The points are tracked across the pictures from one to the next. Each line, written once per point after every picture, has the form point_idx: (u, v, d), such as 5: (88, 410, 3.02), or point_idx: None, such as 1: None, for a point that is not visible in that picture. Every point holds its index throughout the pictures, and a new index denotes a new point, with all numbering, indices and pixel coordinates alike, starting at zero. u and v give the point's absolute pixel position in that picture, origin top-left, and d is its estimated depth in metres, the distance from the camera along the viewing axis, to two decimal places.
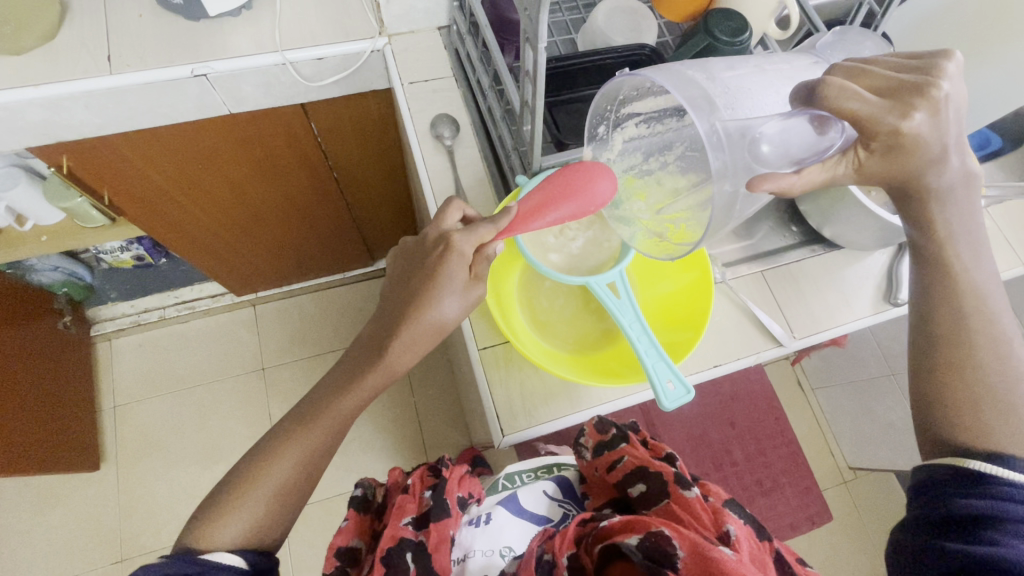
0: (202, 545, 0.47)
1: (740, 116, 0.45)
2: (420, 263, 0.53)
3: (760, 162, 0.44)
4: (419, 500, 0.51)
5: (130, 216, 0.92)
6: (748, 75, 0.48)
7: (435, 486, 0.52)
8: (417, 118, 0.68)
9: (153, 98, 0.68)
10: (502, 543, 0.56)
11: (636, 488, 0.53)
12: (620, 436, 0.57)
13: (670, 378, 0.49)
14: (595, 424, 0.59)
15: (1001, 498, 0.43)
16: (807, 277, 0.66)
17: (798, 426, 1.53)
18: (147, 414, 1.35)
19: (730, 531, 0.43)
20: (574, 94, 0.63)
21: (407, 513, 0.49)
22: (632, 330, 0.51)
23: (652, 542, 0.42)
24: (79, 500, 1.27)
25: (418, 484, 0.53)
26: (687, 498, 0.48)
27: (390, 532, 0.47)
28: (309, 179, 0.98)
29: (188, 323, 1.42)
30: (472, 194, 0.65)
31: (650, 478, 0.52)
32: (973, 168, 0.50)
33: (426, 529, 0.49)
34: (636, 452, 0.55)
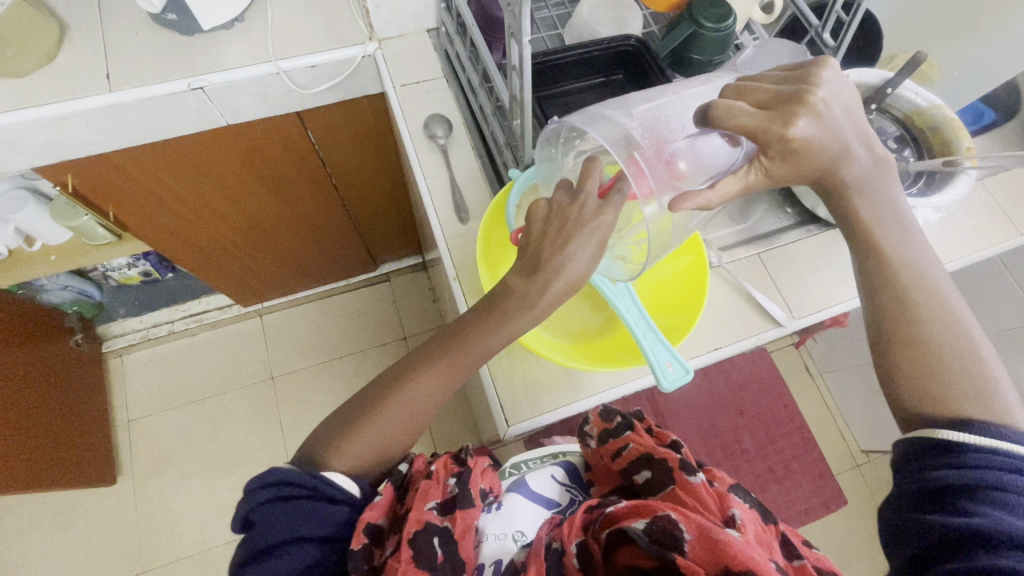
0: (335, 455, 0.50)
1: (658, 140, 0.47)
2: (566, 218, 0.48)
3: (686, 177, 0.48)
4: (445, 485, 0.49)
5: (137, 231, 0.94)
6: (666, 104, 0.50)
7: (460, 473, 0.51)
8: (411, 119, 0.69)
9: (152, 113, 0.70)
10: (514, 527, 0.55)
11: (642, 475, 0.54)
12: (625, 424, 0.57)
13: (670, 361, 0.49)
14: (600, 412, 0.59)
15: (980, 465, 0.43)
16: (803, 257, 0.66)
17: (808, 411, 1.53)
18: (161, 426, 1.36)
19: (736, 514, 0.45)
20: (559, 88, 0.65)
21: (433, 497, 0.47)
22: (629, 314, 0.52)
23: (658, 525, 0.43)
24: (97, 515, 1.28)
25: (442, 469, 0.51)
26: (690, 483, 0.49)
27: (414, 516, 0.46)
28: (309, 186, 1.00)
29: (197, 336, 1.44)
30: (467, 192, 0.66)
31: (656, 464, 0.53)
32: (883, 154, 0.51)
33: (451, 515, 0.47)
34: (642, 438, 0.55)
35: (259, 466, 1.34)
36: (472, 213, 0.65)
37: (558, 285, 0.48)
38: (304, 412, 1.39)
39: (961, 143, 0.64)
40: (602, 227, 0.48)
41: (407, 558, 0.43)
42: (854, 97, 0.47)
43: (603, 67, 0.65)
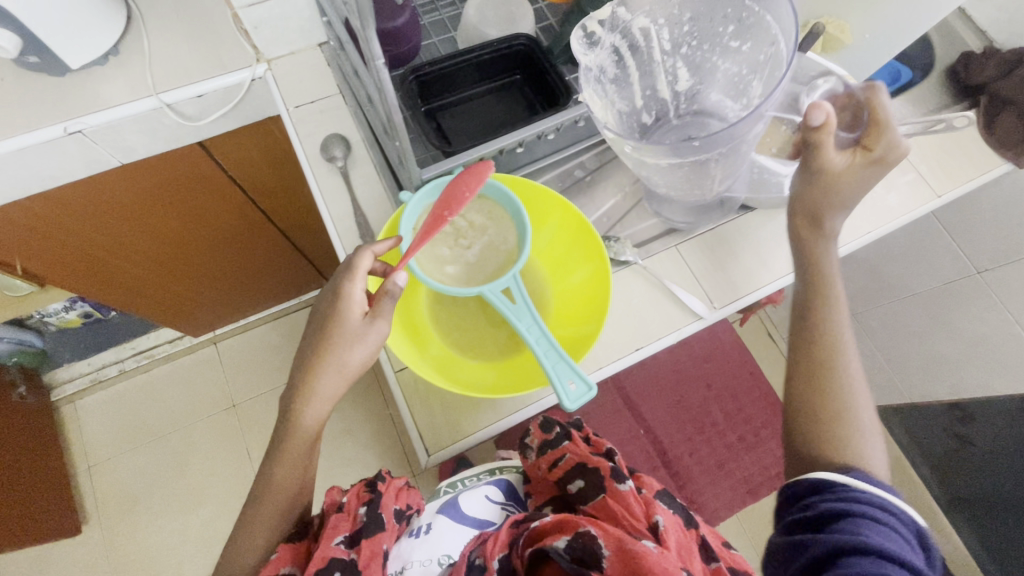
0: None
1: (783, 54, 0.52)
2: (321, 315, 0.51)
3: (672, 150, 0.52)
4: (354, 516, 0.49)
5: (53, 280, 0.90)
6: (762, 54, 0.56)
7: (370, 501, 0.50)
8: (308, 142, 0.66)
9: (33, 163, 0.65)
10: (439, 550, 0.54)
11: (575, 484, 0.57)
12: (563, 433, 0.60)
13: (572, 378, 0.48)
14: (538, 423, 0.62)
15: (853, 499, 0.45)
16: (722, 243, 0.65)
17: (775, 377, 1.54)
18: (124, 468, 1.33)
19: (659, 521, 0.49)
20: (456, 96, 0.62)
21: (339, 532, 0.48)
22: (531, 332, 0.49)
23: (581, 541, 0.46)
24: (67, 566, 1.25)
25: (354, 501, 0.51)
26: (620, 494, 0.52)
27: (318, 553, 0.46)
28: (233, 213, 0.96)
29: (150, 372, 1.40)
30: (372, 213, 0.64)
31: (588, 473, 0.56)
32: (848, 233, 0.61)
33: (358, 546, 0.47)
34: (578, 448, 0.58)
35: (230, 496, 1.32)
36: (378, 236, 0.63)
37: (325, 384, 0.51)
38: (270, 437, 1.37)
39: None
40: (355, 307, 0.50)
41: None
42: None
43: (498, 70, 0.62)
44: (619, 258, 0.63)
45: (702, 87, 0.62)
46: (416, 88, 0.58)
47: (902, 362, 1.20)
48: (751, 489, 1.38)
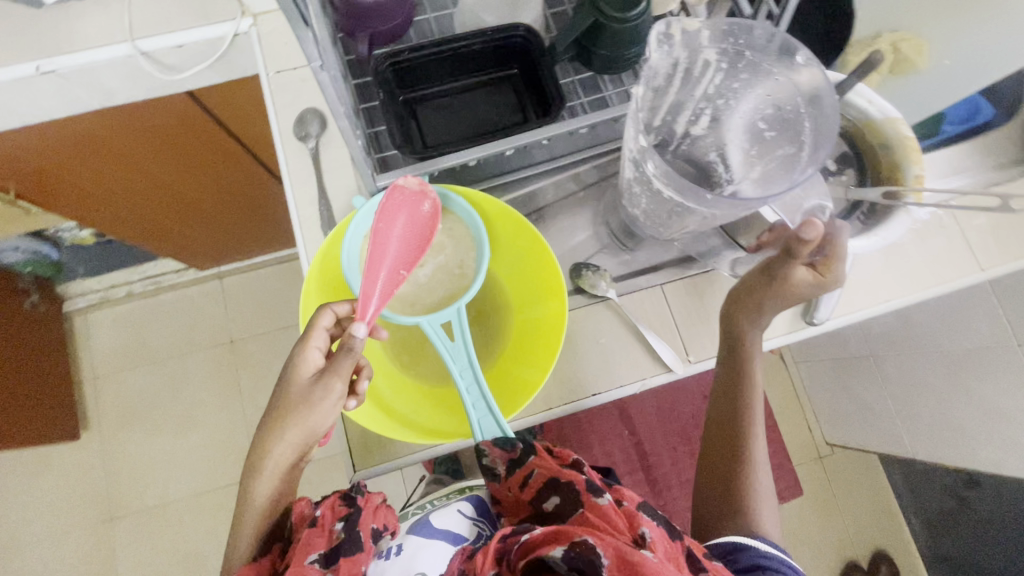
0: None
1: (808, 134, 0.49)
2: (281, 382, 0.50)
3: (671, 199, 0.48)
4: (331, 532, 0.45)
5: (49, 207, 0.90)
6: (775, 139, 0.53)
7: (347, 517, 0.45)
8: (283, 113, 0.61)
9: (8, 99, 0.63)
10: (416, 570, 0.47)
11: (550, 502, 0.46)
12: (528, 447, 0.49)
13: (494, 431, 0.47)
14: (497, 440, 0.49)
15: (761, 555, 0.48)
16: (714, 289, 0.59)
17: (777, 400, 1.47)
18: (126, 385, 1.40)
19: (646, 532, 0.41)
20: (439, 87, 0.55)
21: (315, 550, 0.43)
22: (465, 376, 0.49)
23: (576, 552, 0.39)
24: (67, 465, 1.35)
25: (328, 513, 0.46)
26: (599, 506, 0.43)
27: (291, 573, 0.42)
28: (228, 161, 0.93)
29: (157, 297, 1.44)
30: (338, 202, 0.59)
31: (562, 488, 0.46)
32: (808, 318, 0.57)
33: (335, 566, 0.43)
34: (544, 461, 0.48)
35: (219, 426, 1.38)
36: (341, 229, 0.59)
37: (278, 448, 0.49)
38: (261, 377, 1.41)
39: (911, 171, 0.57)
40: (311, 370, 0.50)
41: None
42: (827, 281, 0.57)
43: (490, 62, 0.55)
44: (594, 291, 0.57)
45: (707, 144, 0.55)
46: (392, 76, 0.53)
47: (912, 416, 1.12)
48: None
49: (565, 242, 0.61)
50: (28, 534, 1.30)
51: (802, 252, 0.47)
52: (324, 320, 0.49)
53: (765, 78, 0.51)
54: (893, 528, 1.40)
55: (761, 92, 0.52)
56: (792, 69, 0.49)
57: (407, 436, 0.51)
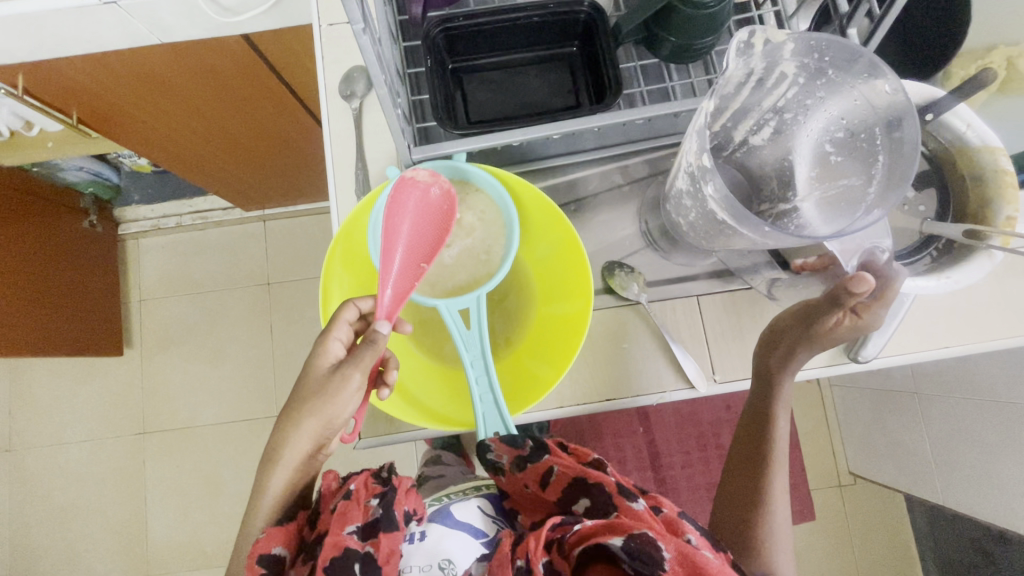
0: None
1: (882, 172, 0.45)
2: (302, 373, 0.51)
3: (721, 220, 0.43)
4: (366, 507, 0.48)
5: (107, 135, 0.92)
6: (844, 153, 0.48)
7: (382, 494, 0.48)
8: (331, 70, 0.60)
9: (72, 26, 0.64)
10: (440, 555, 0.52)
11: (580, 503, 0.48)
12: (541, 445, 0.51)
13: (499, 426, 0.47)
14: (504, 439, 0.47)
15: None
16: (754, 308, 0.55)
17: (803, 421, 1.41)
18: (167, 311, 1.47)
19: (691, 537, 0.43)
20: (491, 60, 0.52)
21: (351, 522, 0.46)
22: (475, 368, 0.48)
23: (638, 543, 0.41)
24: (109, 378, 1.44)
25: (363, 489, 0.49)
26: (637, 508, 0.44)
27: (331, 543, 0.45)
28: (278, 109, 0.93)
29: (203, 231, 1.49)
30: (376, 169, 0.58)
31: (591, 489, 0.47)
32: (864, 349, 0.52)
33: (374, 539, 0.46)
34: (564, 461, 0.50)
35: (248, 363, 1.44)
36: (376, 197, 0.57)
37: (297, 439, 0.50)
38: (292, 322, 1.46)
39: (1002, 210, 0.51)
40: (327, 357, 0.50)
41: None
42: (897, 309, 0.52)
43: (549, 37, 0.51)
44: (624, 293, 0.55)
45: (763, 156, 0.52)
46: (443, 42, 0.49)
47: (948, 462, 1.05)
48: None
49: (601, 238, 0.58)
50: (70, 434, 1.41)
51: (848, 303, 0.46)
52: (347, 314, 0.50)
53: (843, 98, 0.46)
54: (905, 569, 1.34)
55: (834, 112, 0.47)
56: (875, 94, 0.44)
57: (413, 419, 0.51)
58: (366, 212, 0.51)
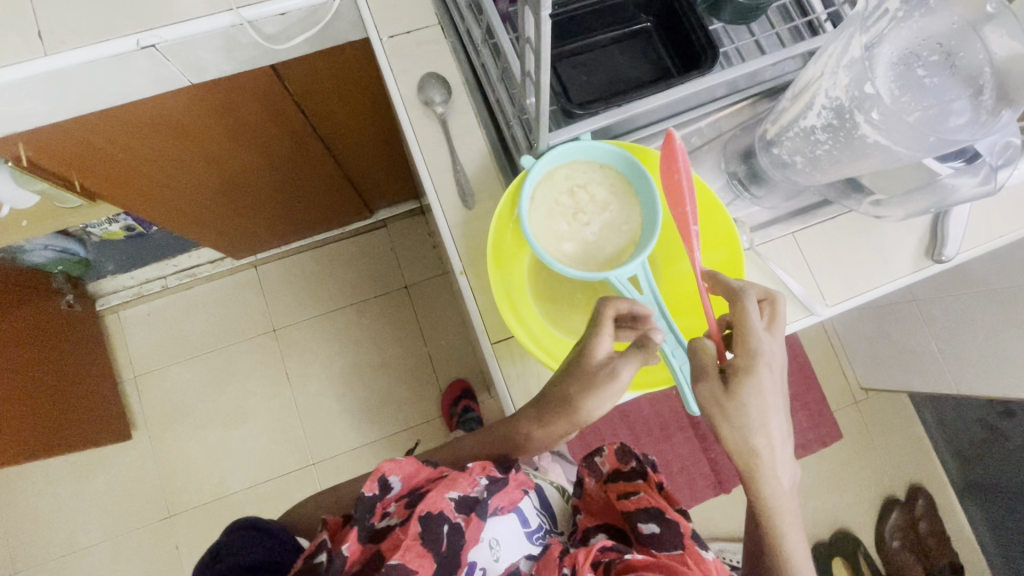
0: None
1: (996, 79, 0.44)
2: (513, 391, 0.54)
3: (869, 142, 0.45)
4: (473, 482, 0.50)
5: (107, 198, 0.85)
6: (948, 68, 0.45)
7: (493, 482, 0.51)
8: (402, 80, 0.59)
9: (102, 80, 0.60)
10: (491, 534, 0.52)
11: (648, 527, 0.50)
12: (638, 471, 0.55)
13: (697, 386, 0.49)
14: (617, 450, 0.57)
15: None
16: (842, 234, 0.60)
17: (813, 351, 1.53)
18: (169, 381, 1.37)
19: None
20: (579, 43, 0.56)
21: (457, 488, 0.48)
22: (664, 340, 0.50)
23: None
24: (118, 466, 1.33)
25: (479, 468, 0.52)
26: (702, 557, 0.46)
27: (436, 496, 0.47)
28: (291, 139, 0.89)
29: (191, 289, 1.40)
30: (472, 169, 0.58)
31: (666, 523, 0.49)
32: (946, 253, 0.59)
33: (467, 514, 0.48)
34: (652, 491, 0.53)
35: (271, 416, 1.37)
36: (479, 196, 0.58)
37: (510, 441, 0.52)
38: (309, 365, 1.39)
39: None
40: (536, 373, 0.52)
41: (415, 534, 0.44)
42: (960, 222, 0.59)
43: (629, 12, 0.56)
44: None
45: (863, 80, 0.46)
46: None
47: (957, 355, 1.17)
48: None
49: None
50: (87, 535, 1.29)
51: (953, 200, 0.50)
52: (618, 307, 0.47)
53: (935, 21, 0.46)
54: (925, 463, 1.48)
55: (926, 34, 0.46)
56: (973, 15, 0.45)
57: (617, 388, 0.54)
58: (510, 205, 0.53)
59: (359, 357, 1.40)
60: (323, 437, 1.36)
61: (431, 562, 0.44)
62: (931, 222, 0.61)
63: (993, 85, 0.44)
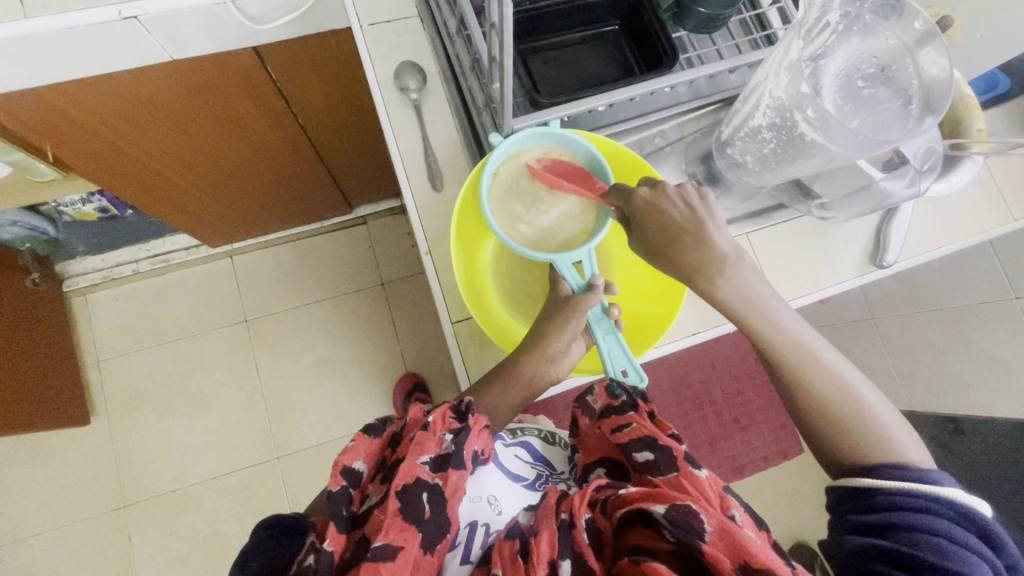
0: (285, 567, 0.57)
1: (923, 90, 0.48)
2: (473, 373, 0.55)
3: (807, 143, 0.48)
4: (440, 440, 0.48)
5: (81, 171, 0.85)
6: (880, 82, 0.50)
7: (458, 431, 0.48)
8: (379, 66, 0.61)
9: (82, 47, 0.61)
10: (487, 492, 0.58)
11: (642, 456, 0.48)
12: (629, 403, 0.51)
13: (625, 366, 0.52)
14: (605, 386, 0.53)
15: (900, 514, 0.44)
16: (792, 236, 0.64)
17: None
18: (133, 367, 1.35)
19: (736, 516, 0.42)
20: (549, 40, 0.59)
21: (426, 452, 0.46)
22: (601, 327, 0.54)
23: (677, 512, 0.42)
24: (73, 452, 1.29)
25: (440, 422, 0.49)
26: (697, 477, 0.44)
27: (406, 469, 0.45)
28: (271, 126, 0.90)
29: (163, 276, 1.39)
30: (443, 155, 0.60)
31: (659, 450, 0.47)
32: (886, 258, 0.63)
33: (444, 472, 0.46)
34: (645, 422, 0.49)
35: (236, 407, 1.35)
36: (448, 181, 0.60)
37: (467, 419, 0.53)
38: (278, 357, 1.38)
39: (972, 124, 0.60)
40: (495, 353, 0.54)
41: (394, 510, 0.43)
42: (898, 228, 0.63)
43: (598, 15, 0.59)
44: None
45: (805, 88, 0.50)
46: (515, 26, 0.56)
47: (910, 373, 1.21)
48: (736, 467, 1.43)
49: None
50: (34, 523, 1.25)
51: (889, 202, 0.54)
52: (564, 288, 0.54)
53: (872, 38, 0.50)
54: None
55: (863, 50, 0.50)
56: (905, 32, 0.49)
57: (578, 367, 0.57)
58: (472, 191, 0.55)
59: (329, 351, 1.40)
60: (288, 431, 1.34)
61: (417, 532, 0.43)
62: (875, 229, 0.64)
63: (920, 95, 0.49)
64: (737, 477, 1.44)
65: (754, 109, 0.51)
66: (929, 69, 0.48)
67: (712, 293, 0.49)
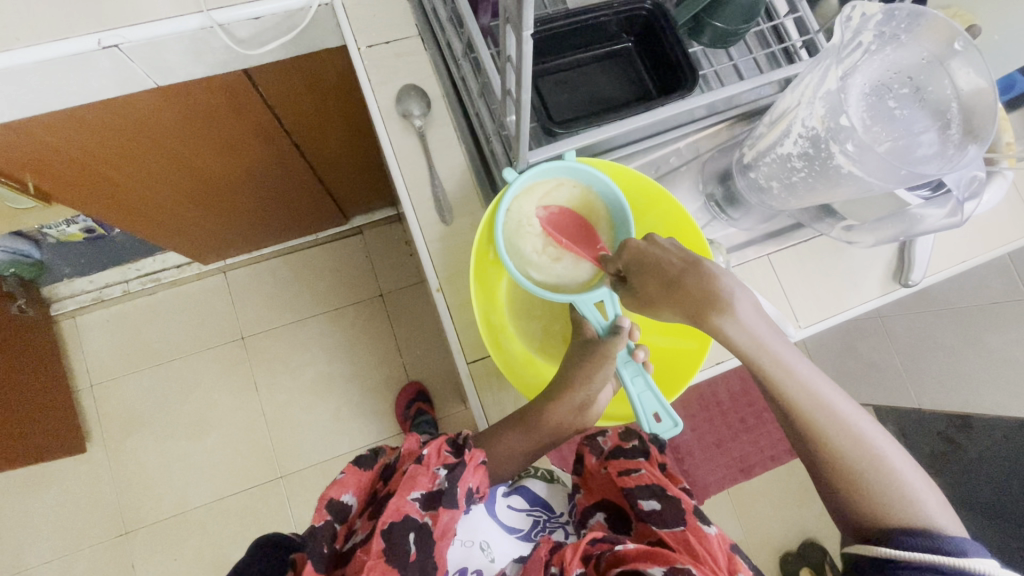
0: None
1: (964, 113, 0.46)
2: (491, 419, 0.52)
3: (841, 174, 0.46)
4: (434, 475, 0.44)
5: (63, 200, 0.81)
6: (914, 105, 0.47)
7: (452, 466, 0.45)
8: (380, 91, 0.58)
9: (60, 78, 0.57)
10: (479, 537, 0.54)
11: (648, 504, 0.46)
12: (641, 449, 0.49)
13: (658, 411, 0.49)
14: (619, 430, 0.52)
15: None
16: (815, 256, 0.61)
17: None
18: (128, 390, 1.31)
19: None
20: (560, 61, 0.56)
21: (417, 487, 0.43)
22: (629, 369, 0.51)
23: None
24: (70, 480, 1.26)
25: (435, 455, 0.45)
26: (705, 534, 0.42)
27: (394, 505, 0.42)
28: (263, 144, 0.86)
29: (155, 295, 1.35)
30: (450, 184, 0.57)
31: (667, 501, 0.45)
32: (913, 277, 0.61)
33: (434, 511, 0.43)
34: (655, 470, 0.47)
35: (237, 428, 1.32)
36: (457, 212, 0.57)
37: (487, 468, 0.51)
38: (278, 373, 1.35)
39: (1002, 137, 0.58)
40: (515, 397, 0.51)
41: (378, 551, 0.40)
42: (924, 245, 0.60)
43: (610, 32, 0.56)
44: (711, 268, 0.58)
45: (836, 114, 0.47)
46: None
47: (918, 370, 1.20)
48: (744, 467, 1.43)
49: None
50: (34, 555, 1.22)
51: (917, 230, 0.52)
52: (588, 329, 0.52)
53: (905, 56, 0.47)
54: None
55: (896, 70, 0.47)
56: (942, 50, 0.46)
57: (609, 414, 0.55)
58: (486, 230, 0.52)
59: (331, 366, 1.37)
60: (292, 449, 1.32)
61: None
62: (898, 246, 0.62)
63: (960, 120, 0.46)
64: (745, 477, 1.43)
65: (782, 138, 0.49)
66: (971, 92, 0.45)
67: (718, 332, 0.47)
